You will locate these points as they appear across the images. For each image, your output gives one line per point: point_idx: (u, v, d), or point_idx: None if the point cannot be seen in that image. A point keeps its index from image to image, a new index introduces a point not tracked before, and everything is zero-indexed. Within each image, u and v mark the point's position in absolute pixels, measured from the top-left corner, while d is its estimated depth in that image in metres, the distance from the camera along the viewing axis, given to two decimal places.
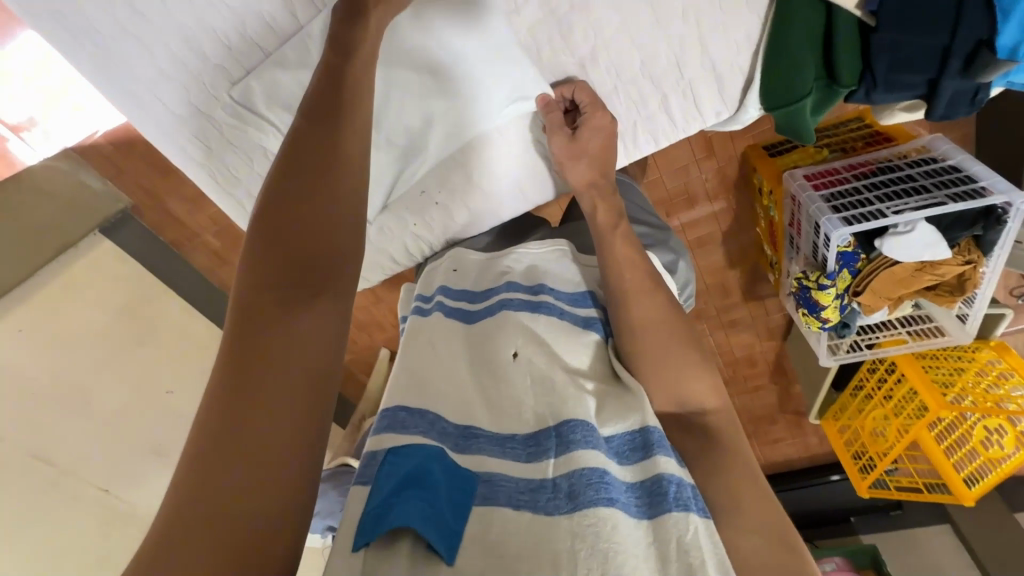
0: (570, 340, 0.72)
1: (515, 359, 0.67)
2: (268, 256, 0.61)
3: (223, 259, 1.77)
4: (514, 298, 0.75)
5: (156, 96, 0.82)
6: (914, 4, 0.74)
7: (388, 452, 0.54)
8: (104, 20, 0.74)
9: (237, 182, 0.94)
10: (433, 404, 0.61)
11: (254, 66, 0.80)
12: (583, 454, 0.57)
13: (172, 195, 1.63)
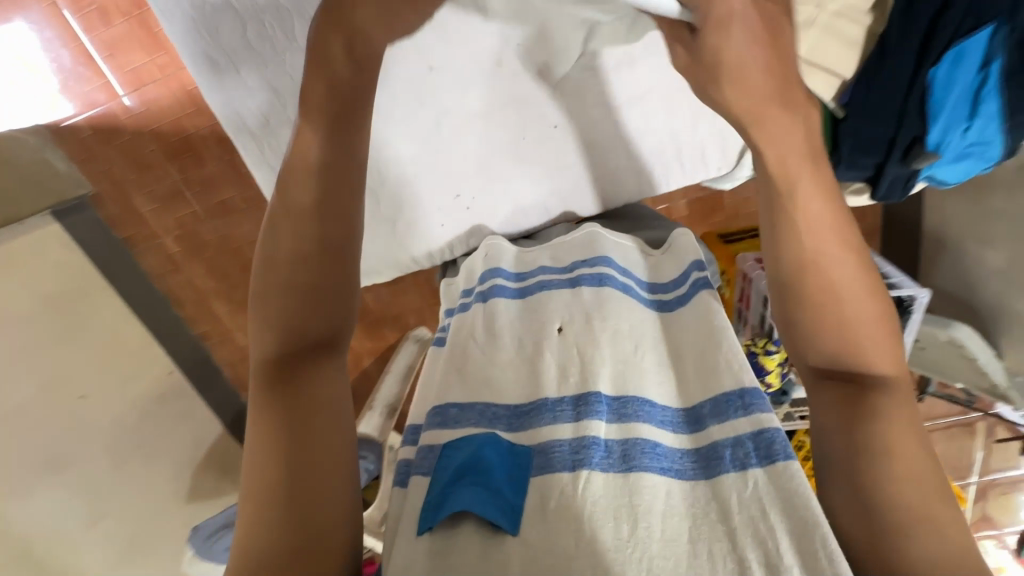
0: (628, 306, 0.71)
1: (562, 335, 0.68)
2: (275, 320, 0.60)
3: (177, 267, 1.66)
4: (552, 280, 0.76)
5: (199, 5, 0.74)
6: None
7: (445, 445, 0.61)
8: None
9: (264, 125, 0.83)
10: (483, 394, 0.66)
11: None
12: (635, 426, 0.59)
13: (140, 192, 1.53)
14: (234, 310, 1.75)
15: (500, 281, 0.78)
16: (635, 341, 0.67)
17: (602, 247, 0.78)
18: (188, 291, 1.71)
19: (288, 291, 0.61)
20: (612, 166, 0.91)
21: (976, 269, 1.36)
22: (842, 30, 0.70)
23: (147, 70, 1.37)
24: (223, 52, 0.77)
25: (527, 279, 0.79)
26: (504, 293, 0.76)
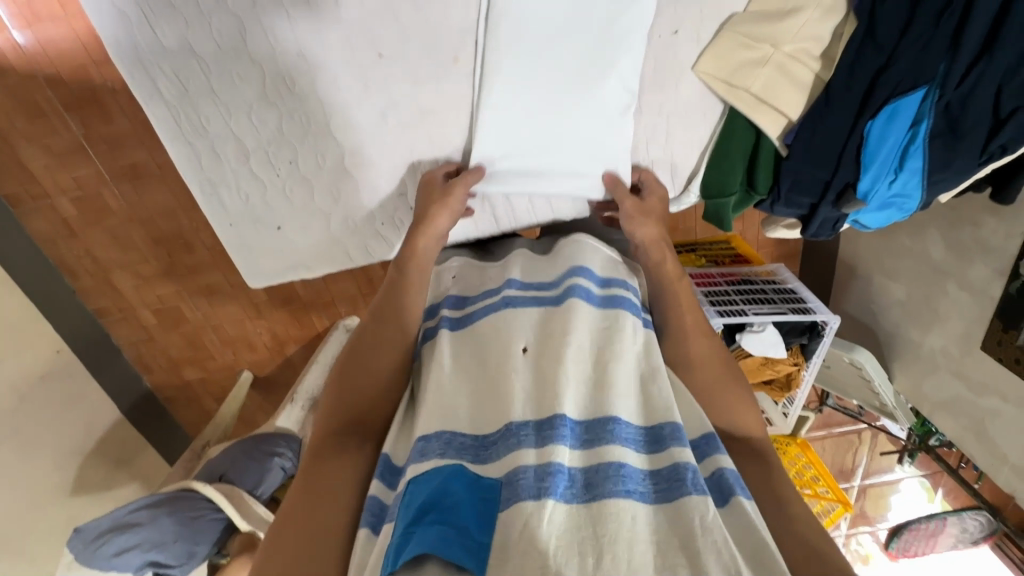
0: (592, 323, 0.66)
1: (526, 355, 0.63)
2: (339, 393, 0.67)
3: (72, 232, 1.48)
4: (518, 296, 0.70)
5: (143, 15, 0.67)
6: (823, 140, 0.73)
7: (410, 482, 0.54)
8: None
9: (202, 133, 0.76)
10: (445, 422, 0.59)
11: (291, 26, 0.70)
12: (604, 449, 0.55)
13: (29, 145, 1.34)
14: (140, 285, 1.59)
15: (466, 311, 0.72)
16: (599, 357, 0.63)
17: (578, 255, 0.75)
18: (83, 262, 1.53)
19: (366, 385, 0.67)
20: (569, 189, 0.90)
21: (879, 298, 1.49)
22: (793, 73, 0.72)
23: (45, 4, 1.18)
24: (147, 17, 0.68)
25: (486, 297, 0.73)
26: (474, 318, 0.71)
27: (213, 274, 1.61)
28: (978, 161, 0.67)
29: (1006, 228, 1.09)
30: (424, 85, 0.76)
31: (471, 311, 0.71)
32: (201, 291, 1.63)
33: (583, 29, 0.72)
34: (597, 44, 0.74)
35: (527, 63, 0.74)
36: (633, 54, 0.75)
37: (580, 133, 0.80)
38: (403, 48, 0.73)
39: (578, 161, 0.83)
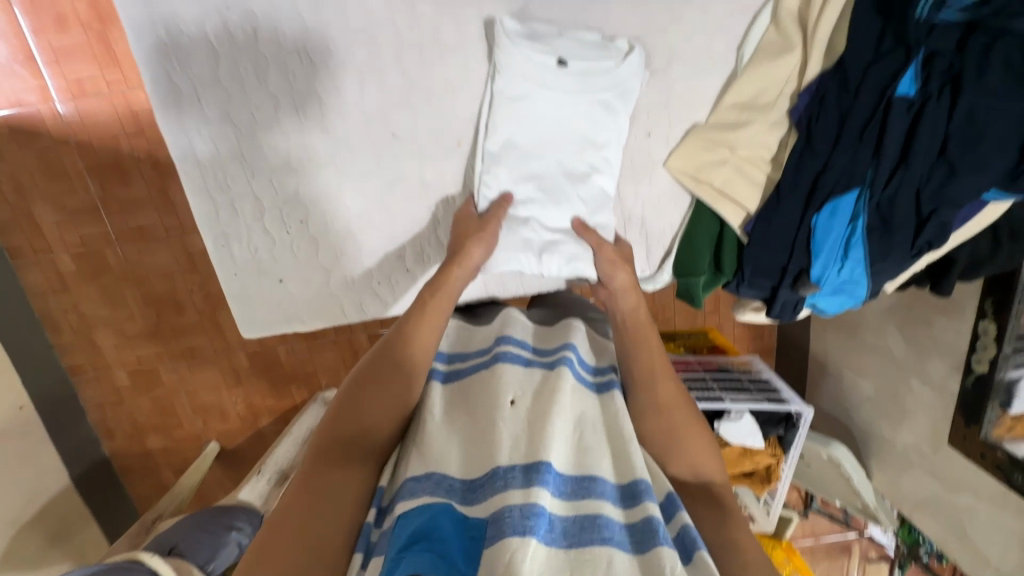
0: (577, 393, 0.67)
1: (514, 407, 0.64)
2: (346, 410, 0.67)
3: (64, 286, 1.52)
4: (509, 351, 0.72)
5: (195, 90, 0.78)
6: (778, 229, 0.82)
7: (400, 515, 0.55)
8: (192, 13, 0.74)
9: (225, 191, 0.84)
10: (435, 462, 0.61)
11: (321, 108, 0.81)
12: (584, 504, 0.55)
13: (44, 203, 1.44)
14: (121, 344, 1.59)
15: (454, 370, 0.75)
16: (576, 419, 0.64)
17: (567, 335, 0.77)
18: (69, 317, 1.55)
19: (375, 414, 0.67)
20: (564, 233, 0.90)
21: (850, 395, 1.53)
22: (748, 173, 0.83)
23: (94, 83, 1.35)
24: (196, 92, 0.78)
25: (479, 359, 0.75)
26: (466, 373, 0.74)
27: (197, 337, 1.62)
28: (911, 255, 0.75)
29: (955, 326, 1.16)
30: (428, 163, 0.87)
31: (463, 368, 0.75)
32: (181, 353, 1.63)
33: (573, 128, 0.85)
34: (586, 141, 0.86)
35: (524, 151, 0.85)
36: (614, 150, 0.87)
37: (569, 216, 0.89)
38: (412, 132, 0.84)
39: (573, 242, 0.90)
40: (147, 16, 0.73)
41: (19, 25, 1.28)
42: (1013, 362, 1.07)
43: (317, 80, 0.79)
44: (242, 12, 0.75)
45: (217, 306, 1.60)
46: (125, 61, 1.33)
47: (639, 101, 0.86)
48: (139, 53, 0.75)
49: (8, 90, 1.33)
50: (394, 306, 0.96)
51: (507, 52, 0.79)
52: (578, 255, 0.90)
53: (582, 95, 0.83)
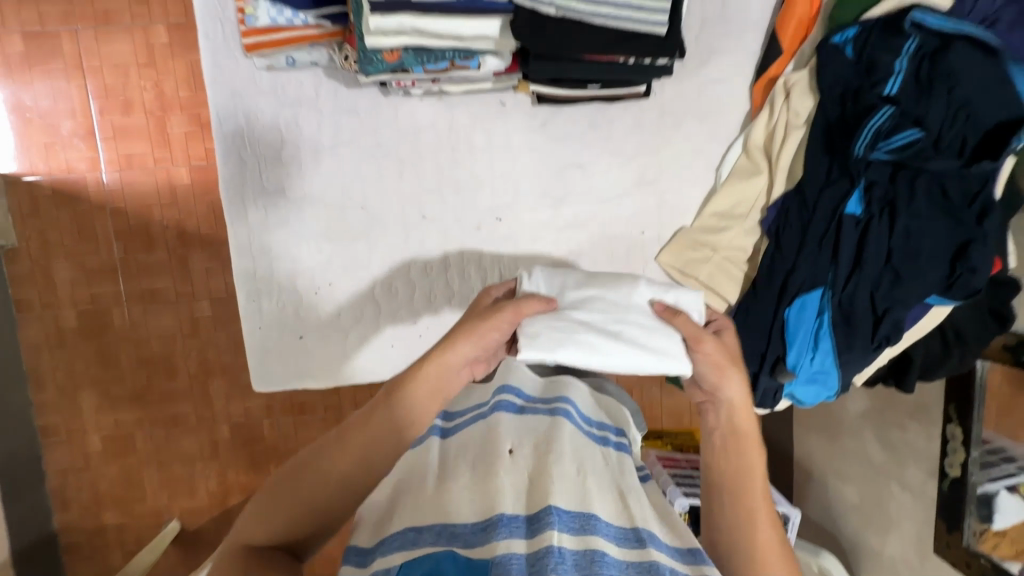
0: (578, 442, 0.66)
1: (514, 457, 0.63)
2: (287, 493, 0.64)
3: (61, 342, 1.55)
4: (506, 400, 0.69)
5: (259, 168, 0.91)
6: (755, 321, 0.92)
7: (401, 567, 0.53)
8: (270, 110, 0.89)
9: (266, 253, 0.93)
10: (429, 515, 0.58)
11: (362, 188, 0.93)
12: (592, 538, 0.55)
13: (65, 262, 1.52)
14: (102, 407, 1.58)
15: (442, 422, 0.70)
16: (578, 463, 0.63)
17: (562, 388, 0.75)
18: (57, 374, 1.56)
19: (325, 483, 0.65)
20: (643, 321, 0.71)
21: (837, 503, 1.53)
22: (728, 268, 0.95)
23: (142, 159, 1.50)
24: (258, 167, 0.91)
25: (470, 409, 0.71)
26: (456, 428, 0.69)
27: (182, 405, 1.61)
28: (872, 349, 0.84)
29: (926, 431, 1.23)
30: (451, 243, 0.96)
31: (452, 423, 0.70)
32: (163, 421, 1.61)
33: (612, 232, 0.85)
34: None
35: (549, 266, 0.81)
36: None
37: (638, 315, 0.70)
38: (441, 217, 0.96)
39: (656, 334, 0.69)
40: (233, 109, 0.89)
41: (89, 108, 1.47)
42: (986, 474, 1.11)
43: (362, 166, 0.93)
44: (311, 109, 0.90)
45: (209, 374, 1.61)
46: (174, 142, 1.50)
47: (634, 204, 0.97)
48: (221, 137, 0.89)
49: (61, 160, 1.48)
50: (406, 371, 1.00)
51: (523, 157, 0.94)
52: (663, 345, 0.67)
53: (586, 196, 0.96)
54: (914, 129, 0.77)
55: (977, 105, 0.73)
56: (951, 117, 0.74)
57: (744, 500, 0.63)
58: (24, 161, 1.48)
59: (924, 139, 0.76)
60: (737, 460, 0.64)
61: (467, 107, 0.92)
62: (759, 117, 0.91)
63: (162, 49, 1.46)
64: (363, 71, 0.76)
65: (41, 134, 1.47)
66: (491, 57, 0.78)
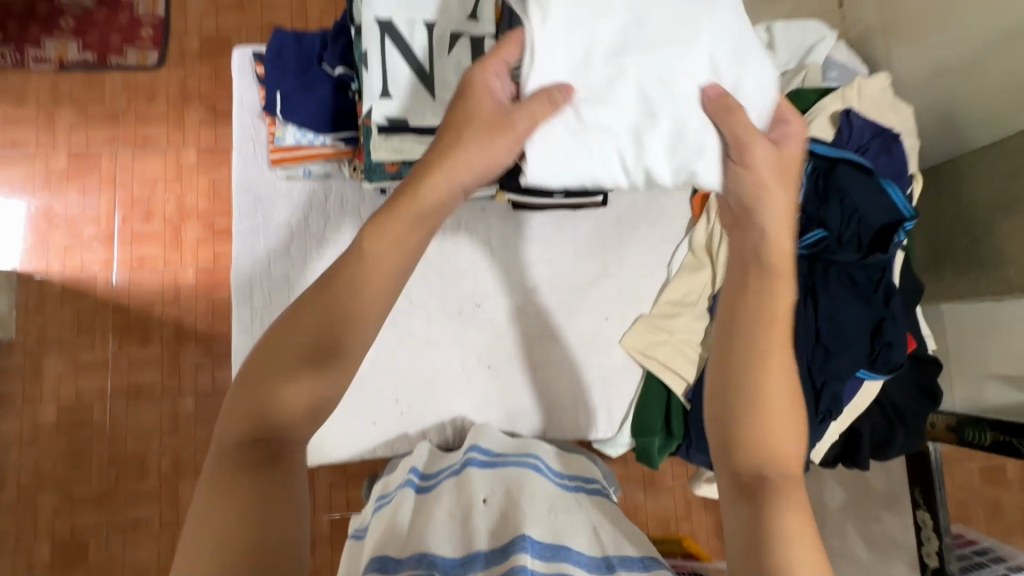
0: (545, 488, 0.79)
1: (486, 503, 0.75)
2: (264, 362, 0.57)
3: (34, 439, 1.54)
4: (476, 456, 0.84)
5: (268, 257, 1.03)
6: None
7: None
8: (284, 212, 1.05)
9: (265, 331, 1.02)
10: (409, 549, 0.68)
11: None
12: (561, 564, 0.66)
13: (57, 358, 1.58)
14: (61, 510, 1.52)
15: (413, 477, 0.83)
16: (547, 504, 0.75)
17: (529, 446, 0.90)
18: (21, 475, 1.53)
19: (300, 348, 0.57)
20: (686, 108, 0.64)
21: None
22: (684, 350, 1.05)
23: (153, 261, 1.63)
24: (266, 255, 1.03)
25: (448, 468, 0.85)
26: (429, 484, 0.83)
27: (147, 507, 1.54)
28: (818, 422, 0.93)
29: (902, 521, 1.24)
30: (435, 325, 1.05)
31: (429, 481, 0.83)
32: (123, 526, 1.53)
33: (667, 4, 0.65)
34: (684, 21, 0.64)
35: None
36: (728, 38, 0.65)
37: (679, 98, 0.64)
38: (426, 302, 1.06)
39: (691, 134, 0.64)
40: (253, 210, 1.04)
41: (113, 217, 1.64)
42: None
43: None
44: (318, 210, 1.05)
45: (181, 475, 1.57)
46: (185, 247, 1.64)
47: (598, 293, 1.09)
48: (240, 233, 1.03)
49: (77, 263, 1.61)
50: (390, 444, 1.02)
51: (499, 253, 1.09)
52: (696, 145, 0.64)
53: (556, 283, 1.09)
54: (819, 230, 0.93)
55: (867, 209, 0.91)
56: (848, 220, 0.92)
57: (759, 353, 0.65)
58: (42, 264, 1.60)
59: (829, 237, 0.93)
60: (761, 304, 0.66)
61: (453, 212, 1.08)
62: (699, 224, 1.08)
63: (189, 168, 1.67)
64: (369, 178, 0.92)
65: (65, 241, 1.62)
66: None
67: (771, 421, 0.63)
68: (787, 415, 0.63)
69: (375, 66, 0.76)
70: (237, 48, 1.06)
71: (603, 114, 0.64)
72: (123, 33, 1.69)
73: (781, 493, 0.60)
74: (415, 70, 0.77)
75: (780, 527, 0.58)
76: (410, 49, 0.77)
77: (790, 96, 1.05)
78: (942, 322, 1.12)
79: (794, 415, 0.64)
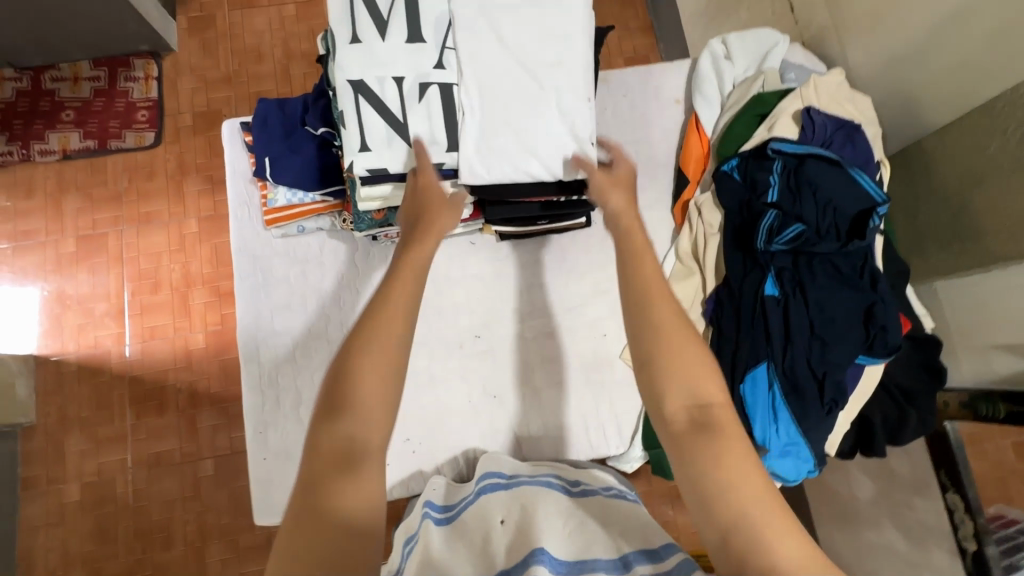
0: (558, 504, 0.84)
1: (503, 524, 0.79)
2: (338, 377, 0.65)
3: (61, 519, 1.56)
4: (490, 482, 0.90)
5: (269, 314, 1.07)
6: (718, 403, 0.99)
7: None
8: (281, 269, 1.09)
9: (273, 385, 1.05)
10: None
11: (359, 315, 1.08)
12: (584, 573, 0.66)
13: (77, 436, 1.61)
14: None
15: (431, 511, 0.87)
16: (562, 519, 0.79)
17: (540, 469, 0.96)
18: (49, 557, 1.54)
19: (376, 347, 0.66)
20: (556, 133, 0.85)
21: None
22: None
23: (163, 329, 1.68)
24: (269, 312, 1.07)
25: (467, 497, 0.89)
26: (449, 517, 0.86)
27: None
28: (826, 414, 0.93)
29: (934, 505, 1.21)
30: (437, 359, 1.08)
31: (452, 512, 0.87)
32: None
33: (520, 48, 0.84)
34: (540, 70, 0.85)
35: (473, 62, 0.84)
36: (571, 64, 0.85)
37: (546, 125, 0.85)
38: (426, 339, 1.08)
39: (565, 138, 0.86)
40: (251, 270, 1.08)
41: (123, 293, 1.69)
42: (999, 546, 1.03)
43: (358, 303, 1.09)
44: (315, 263, 1.09)
45: (206, 540, 1.57)
46: (194, 312, 1.69)
47: (592, 311, 1.11)
48: (241, 294, 1.07)
49: (90, 341, 1.66)
50: (407, 482, 1.03)
51: (491, 282, 1.12)
52: (564, 154, 0.86)
53: (549, 305, 1.11)
54: (797, 224, 0.95)
55: (840, 200, 0.93)
56: (823, 212, 0.94)
57: (648, 311, 0.71)
58: (56, 347, 1.66)
59: (808, 230, 0.95)
60: (632, 276, 0.74)
61: (444, 249, 1.12)
62: (683, 231, 1.11)
63: (192, 237, 1.73)
64: (357, 227, 0.96)
65: (77, 321, 1.68)
66: None
67: (678, 361, 0.67)
68: (692, 356, 0.68)
69: (352, 123, 0.81)
70: (227, 120, 1.13)
71: (495, 142, 0.84)
72: (121, 117, 1.78)
73: (707, 430, 0.63)
74: (388, 121, 0.81)
75: (708, 461, 0.61)
76: (385, 104, 0.82)
77: (751, 101, 1.10)
78: (937, 297, 1.10)
79: (697, 353, 0.68)
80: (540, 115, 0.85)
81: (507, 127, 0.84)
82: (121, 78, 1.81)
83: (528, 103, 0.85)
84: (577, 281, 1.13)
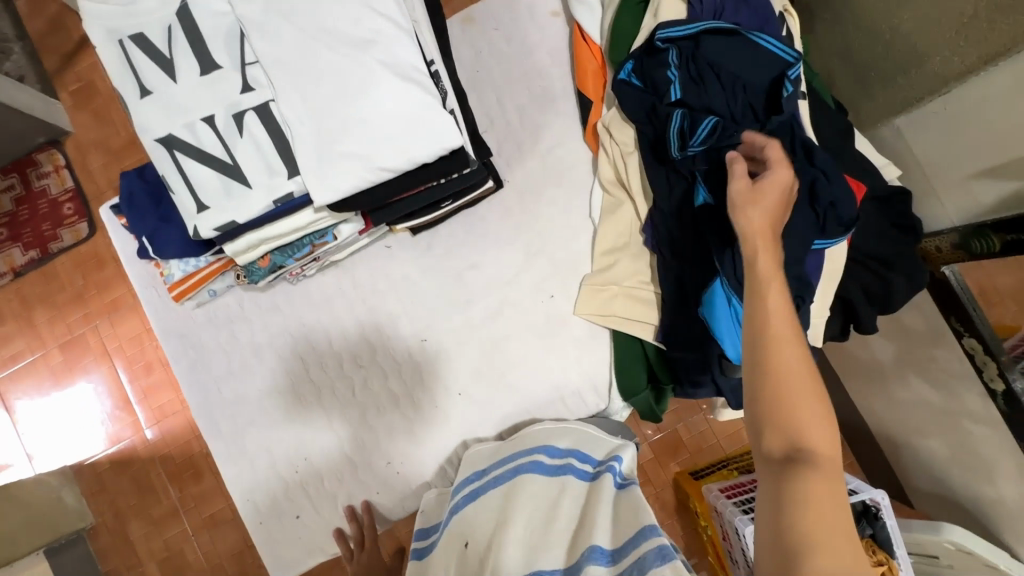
0: (523, 500, 0.85)
1: (466, 548, 0.84)
2: None
3: None
4: (462, 490, 0.92)
5: (214, 384, 1.05)
6: (682, 333, 0.91)
7: None
8: (210, 337, 1.06)
9: (241, 450, 1.04)
10: None
11: (301, 354, 1.05)
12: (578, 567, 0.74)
13: (139, 516, 1.48)
14: None
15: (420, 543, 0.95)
16: (525, 518, 0.83)
17: (527, 440, 0.94)
18: None
19: None
20: (405, 112, 0.73)
21: None
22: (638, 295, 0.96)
23: (172, 405, 1.51)
24: (213, 383, 1.05)
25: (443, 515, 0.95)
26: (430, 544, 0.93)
27: None
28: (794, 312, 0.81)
29: None
30: (392, 374, 1.04)
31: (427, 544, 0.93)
32: None
33: (328, 30, 0.73)
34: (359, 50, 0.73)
35: (283, 71, 0.72)
36: (390, 33, 0.73)
37: (388, 105, 0.73)
38: (372, 360, 1.04)
39: (414, 112, 0.73)
40: (180, 348, 1.05)
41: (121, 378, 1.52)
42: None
43: (295, 347, 1.05)
44: (238, 321, 1.06)
45: None
46: None
47: (535, 275, 1.03)
48: (180, 375, 1.05)
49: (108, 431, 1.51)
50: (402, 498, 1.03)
51: (421, 280, 1.05)
52: (422, 129, 0.73)
53: (489, 283, 1.04)
54: (710, 117, 0.83)
55: (746, 76, 0.83)
56: (734, 94, 0.84)
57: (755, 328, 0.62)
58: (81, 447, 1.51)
59: (722, 120, 0.83)
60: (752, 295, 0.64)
61: (362, 262, 1.06)
62: (599, 157, 0.99)
63: None
64: (250, 279, 0.89)
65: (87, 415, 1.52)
66: (343, 225, 0.87)
67: (793, 402, 0.58)
68: (803, 383, 0.58)
69: (180, 185, 0.74)
70: (101, 210, 1.07)
71: (343, 146, 0.73)
72: (50, 218, 1.54)
73: (804, 471, 0.55)
74: (217, 171, 0.73)
75: (803, 510, 0.54)
76: (208, 155, 0.74)
77: None
78: (906, 142, 0.94)
79: (817, 398, 0.59)
80: (377, 97, 0.73)
81: (350, 125, 0.73)
82: (33, 179, 1.56)
83: (361, 90, 0.73)
84: (510, 248, 1.04)
